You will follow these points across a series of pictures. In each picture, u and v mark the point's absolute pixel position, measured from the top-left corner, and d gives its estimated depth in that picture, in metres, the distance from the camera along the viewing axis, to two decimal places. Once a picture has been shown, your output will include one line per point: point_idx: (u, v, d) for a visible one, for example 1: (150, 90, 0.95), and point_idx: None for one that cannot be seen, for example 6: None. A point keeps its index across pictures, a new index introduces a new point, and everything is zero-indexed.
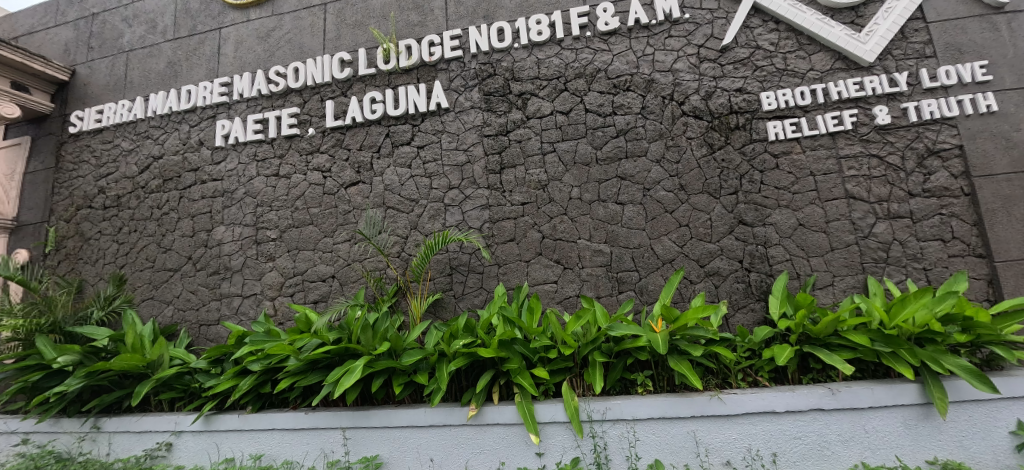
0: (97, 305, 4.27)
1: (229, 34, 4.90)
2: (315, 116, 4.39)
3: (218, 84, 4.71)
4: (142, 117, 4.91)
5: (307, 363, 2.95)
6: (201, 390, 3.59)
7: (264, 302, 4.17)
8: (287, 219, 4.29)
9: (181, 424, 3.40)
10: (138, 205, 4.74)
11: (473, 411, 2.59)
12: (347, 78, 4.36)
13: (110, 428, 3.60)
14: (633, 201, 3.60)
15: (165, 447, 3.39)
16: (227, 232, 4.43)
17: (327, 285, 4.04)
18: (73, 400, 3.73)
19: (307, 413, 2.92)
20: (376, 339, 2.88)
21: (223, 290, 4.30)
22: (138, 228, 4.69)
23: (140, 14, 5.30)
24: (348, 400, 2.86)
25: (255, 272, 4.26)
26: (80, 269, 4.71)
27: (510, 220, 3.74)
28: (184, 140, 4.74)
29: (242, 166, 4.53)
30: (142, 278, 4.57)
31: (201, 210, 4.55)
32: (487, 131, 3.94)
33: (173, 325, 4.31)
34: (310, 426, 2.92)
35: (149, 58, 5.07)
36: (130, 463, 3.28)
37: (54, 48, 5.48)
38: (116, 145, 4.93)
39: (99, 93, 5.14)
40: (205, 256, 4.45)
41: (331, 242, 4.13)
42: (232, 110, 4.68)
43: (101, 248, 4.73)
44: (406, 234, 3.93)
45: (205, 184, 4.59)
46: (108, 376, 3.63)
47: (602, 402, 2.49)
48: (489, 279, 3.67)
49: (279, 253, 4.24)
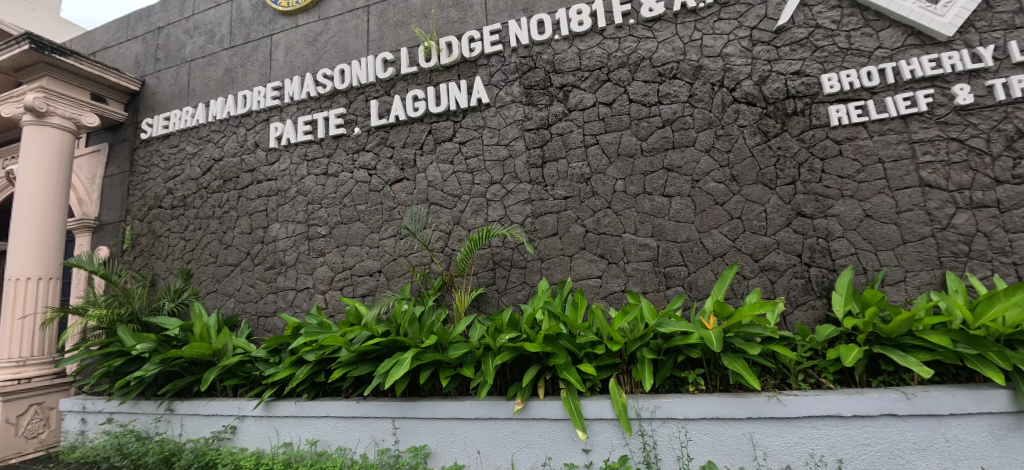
0: (167, 297, 4.63)
1: (279, 40, 5.14)
2: (360, 116, 4.53)
3: (270, 89, 4.95)
4: (203, 122, 5.24)
5: (358, 354, 3.07)
6: (261, 378, 3.82)
7: (317, 296, 4.37)
8: (336, 216, 4.46)
9: (244, 410, 3.63)
10: (202, 204, 5.09)
11: (519, 406, 2.59)
12: (390, 78, 4.46)
13: (182, 411, 3.89)
14: (681, 193, 3.47)
15: (231, 430, 3.65)
16: (281, 229, 4.66)
17: (374, 280, 4.18)
18: (149, 384, 4.07)
19: (358, 402, 3.04)
20: (423, 333, 2.94)
21: (278, 283, 4.54)
22: (202, 226, 5.03)
23: (200, 25, 5.64)
24: (396, 391, 2.94)
25: (307, 267, 4.47)
26: (153, 264, 5.12)
27: (552, 214, 3.71)
28: (241, 142, 5.03)
29: (294, 166, 4.75)
30: (206, 273, 4.91)
31: (257, 208, 4.81)
32: (529, 125, 3.91)
33: (234, 316, 4.61)
34: (361, 415, 3.04)
35: (208, 67, 5.40)
36: (199, 444, 3.56)
37: (127, 61, 5.95)
38: (182, 149, 5.30)
39: (166, 101, 5.54)
40: (262, 252, 4.71)
41: (378, 238, 4.26)
42: (284, 113, 4.91)
43: (170, 245, 5.11)
44: (449, 229, 3.99)
45: (261, 184, 4.85)
46: (180, 363, 3.94)
47: (651, 400, 2.42)
48: (532, 274, 3.66)
49: (329, 248, 4.43)
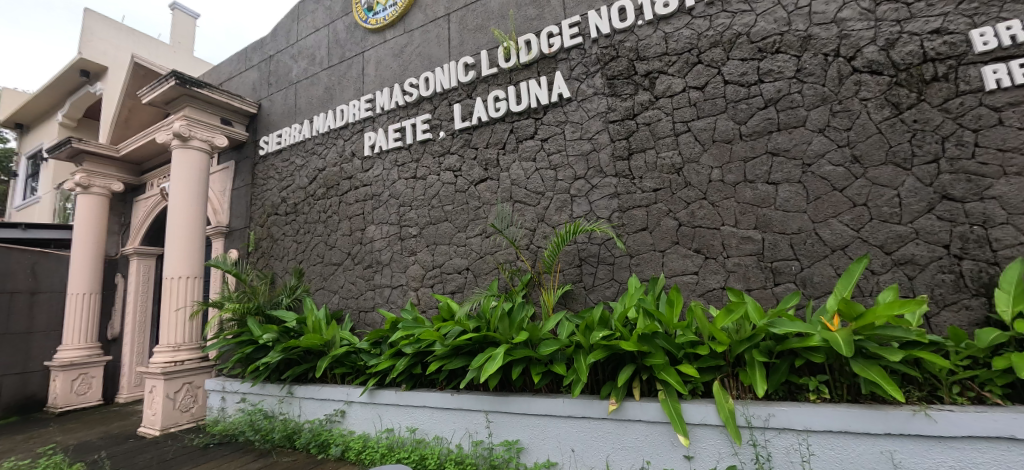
0: (285, 293, 5.27)
1: (370, 55, 5.54)
2: (445, 120, 4.73)
3: (364, 102, 5.36)
4: (309, 136, 5.83)
5: (452, 349, 3.21)
6: (365, 368, 4.17)
7: (410, 292, 4.66)
8: (425, 217, 4.71)
9: (351, 396, 3.99)
10: (310, 210, 5.67)
11: (614, 406, 2.52)
12: (471, 81, 4.60)
13: (300, 394, 4.37)
14: (789, 180, 3.13)
15: (341, 414, 4.04)
16: (377, 231, 5.03)
17: (462, 277, 4.34)
18: (273, 370, 4.64)
19: (453, 395, 3.18)
20: (513, 329, 3.03)
21: (376, 281, 4.91)
22: (311, 230, 5.61)
23: (304, 50, 6.28)
24: (489, 386, 3.02)
25: (401, 265, 4.77)
26: (273, 264, 5.81)
27: (641, 208, 3.56)
28: (341, 153, 5.52)
29: (386, 171, 5.10)
30: (315, 272, 5.46)
31: (356, 212, 5.25)
32: (613, 117, 3.79)
33: (339, 311, 5.07)
34: (457, 407, 3.18)
35: (312, 86, 6.00)
36: (316, 424, 4.08)
37: (247, 87, 6.81)
38: (292, 161, 5.95)
39: (279, 120, 6.25)
40: (361, 252, 5.13)
41: (465, 237, 4.42)
42: (376, 123, 5.29)
43: (285, 247, 5.77)
44: (534, 226, 4.02)
45: (359, 189, 5.27)
46: (297, 351, 4.44)
47: (764, 407, 2.21)
48: (621, 270, 3.55)
49: (420, 247, 4.69)
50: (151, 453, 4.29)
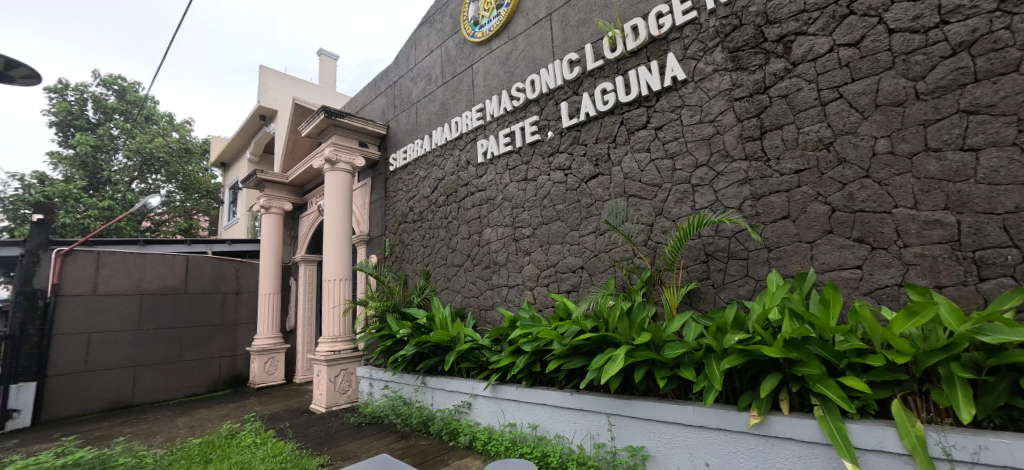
0: (416, 293, 5.87)
1: (479, 67, 5.82)
2: (552, 120, 4.75)
3: (476, 112, 5.66)
4: (430, 149, 6.36)
5: (570, 348, 3.23)
6: (487, 363, 4.41)
7: (526, 292, 4.77)
8: (538, 217, 4.78)
9: (476, 389, 4.25)
10: (433, 217, 6.18)
11: (756, 419, 2.24)
12: (577, 77, 4.53)
13: (432, 385, 4.80)
14: (995, 143, 2.43)
15: (467, 406, 4.32)
16: (493, 233, 5.26)
17: (577, 276, 4.30)
18: (408, 362, 5.16)
19: (573, 394, 3.17)
20: (633, 329, 2.92)
21: (494, 281, 5.14)
22: (435, 235, 6.11)
23: (421, 71, 6.87)
24: (610, 388, 2.93)
25: (517, 265, 4.92)
26: (405, 267, 6.48)
27: (779, 193, 3.14)
28: (457, 162, 5.91)
29: (499, 176, 5.30)
30: (440, 273, 5.93)
31: (473, 216, 5.56)
32: (739, 94, 3.39)
33: (462, 309, 5.44)
34: (577, 407, 3.16)
35: (430, 103, 6.54)
36: (446, 413, 4.44)
37: (377, 111, 7.70)
38: (417, 174, 6.55)
39: (404, 137, 6.95)
40: (479, 254, 5.42)
41: (578, 235, 4.36)
42: (487, 130, 5.54)
43: (414, 251, 6.38)
44: (651, 221, 3.80)
45: (475, 195, 5.58)
46: (429, 345, 4.91)
47: (970, 436, 1.75)
48: (757, 265, 3.20)
49: (534, 247, 4.78)
50: (320, 426, 5.12)
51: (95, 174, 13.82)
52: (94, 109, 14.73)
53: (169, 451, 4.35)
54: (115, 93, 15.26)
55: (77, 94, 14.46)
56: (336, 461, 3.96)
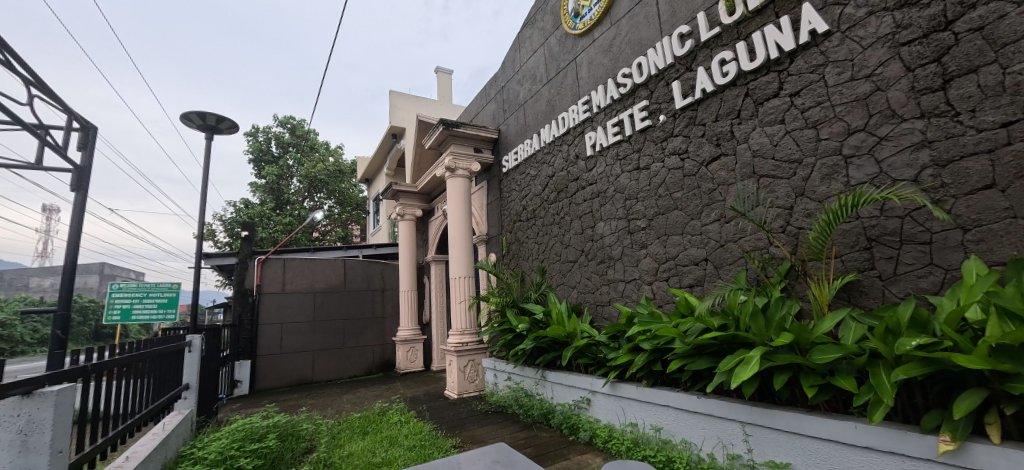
0: (533, 289, 6.07)
1: (582, 59, 5.71)
2: (663, 103, 4.43)
3: (582, 105, 5.56)
4: (539, 148, 6.46)
5: (694, 347, 3.12)
6: (605, 360, 4.35)
7: (644, 287, 4.55)
8: (653, 208, 4.51)
9: (595, 386, 4.21)
10: (546, 214, 6.26)
11: (950, 446, 1.84)
12: (690, 52, 4.14)
13: (552, 379, 4.88)
14: None
15: (586, 401, 4.32)
16: (606, 227, 5.12)
17: (701, 269, 3.95)
18: (528, 355, 5.34)
19: (701, 398, 3.00)
20: (771, 329, 2.72)
21: (610, 276, 5.01)
22: (548, 232, 6.18)
23: (527, 72, 7.00)
24: (745, 394, 2.69)
25: (632, 259, 4.72)
26: (521, 263, 6.69)
27: (975, 156, 2.46)
28: (566, 157, 5.89)
29: (609, 167, 5.13)
30: (555, 269, 5.98)
31: (585, 211, 5.48)
32: (904, 37, 2.74)
33: (579, 304, 5.43)
34: (706, 413, 3.01)
35: (536, 103, 6.63)
36: (566, 407, 4.48)
37: (489, 117, 8.09)
38: (528, 173, 6.70)
39: (514, 139, 7.17)
40: (593, 248, 5.33)
41: (700, 224, 3.99)
42: (595, 122, 5.40)
43: (530, 248, 6.55)
44: (790, 204, 3.31)
45: (585, 189, 5.49)
46: (546, 340, 5.04)
47: None
48: (946, 251, 2.54)
49: (650, 240, 4.51)
50: (452, 411, 5.61)
51: (280, 196, 17.28)
52: (277, 145, 18.43)
53: (337, 422, 5.23)
54: (289, 129, 18.82)
55: (265, 134, 18.24)
56: (466, 444, 4.30)
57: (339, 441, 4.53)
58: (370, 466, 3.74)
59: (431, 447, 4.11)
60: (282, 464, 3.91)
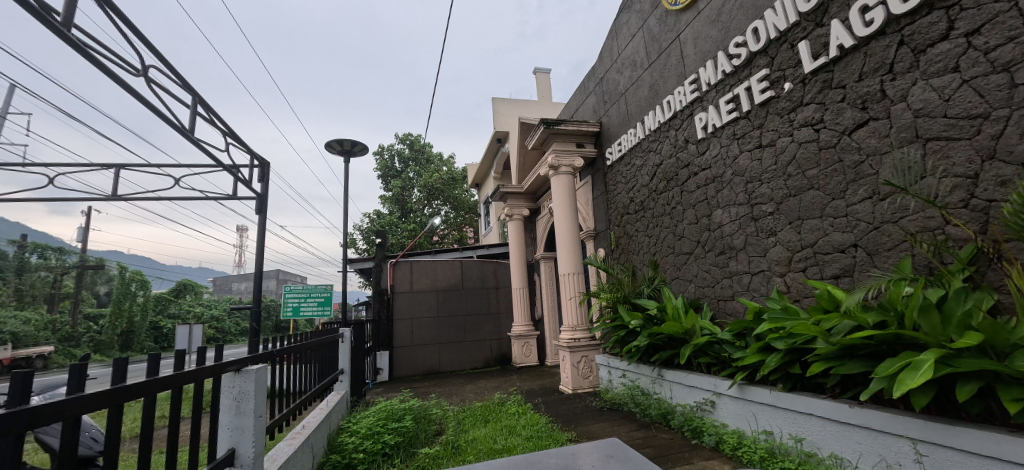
0: (645, 284, 5.85)
1: (686, 35, 5.33)
2: (788, 69, 3.96)
3: (688, 85, 5.19)
4: (643, 136, 6.18)
5: (843, 348, 2.81)
6: (731, 360, 4.04)
7: (776, 279, 4.12)
8: (782, 190, 4.06)
9: (719, 387, 3.93)
10: (655, 205, 5.97)
11: None
12: (818, 6, 3.66)
13: (669, 378, 4.66)
14: None
15: (710, 404, 4.06)
16: (725, 215, 4.71)
17: (849, 257, 3.47)
18: (643, 353, 5.19)
19: (854, 408, 2.69)
20: (952, 328, 2.25)
21: (732, 268, 4.62)
22: (659, 223, 5.89)
23: (625, 59, 6.76)
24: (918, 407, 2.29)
25: (759, 249, 4.30)
26: (632, 257, 6.49)
27: None
28: (674, 143, 5.54)
29: (725, 148, 4.70)
30: (668, 262, 5.68)
31: (700, 198, 5.10)
32: None
33: (697, 299, 5.09)
34: (862, 426, 2.68)
35: (638, 89, 6.36)
36: (687, 409, 4.27)
37: (588, 111, 7.98)
38: (633, 163, 6.45)
39: (617, 130, 6.95)
40: (711, 239, 4.94)
41: (845, 204, 3.51)
42: (705, 101, 5.00)
43: (640, 242, 6.31)
44: (974, 172, 2.73)
45: (698, 175, 5.12)
46: (662, 337, 4.84)
47: None
48: None
49: (780, 226, 4.08)
50: (567, 405, 5.69)
51: (404, 206, 19.32)
52: (399, 161, 20.64)
53: (462, 409, 5.70)
54: (409, 146, 20.91)
55: (390, 152, 20.55)
56: (582, 438, 4.34)
57: (464, 426, 4.93)
58: (493, 452, 4.01)
59: (547, 438, 4.24)
60: (418, 443, 4.41)
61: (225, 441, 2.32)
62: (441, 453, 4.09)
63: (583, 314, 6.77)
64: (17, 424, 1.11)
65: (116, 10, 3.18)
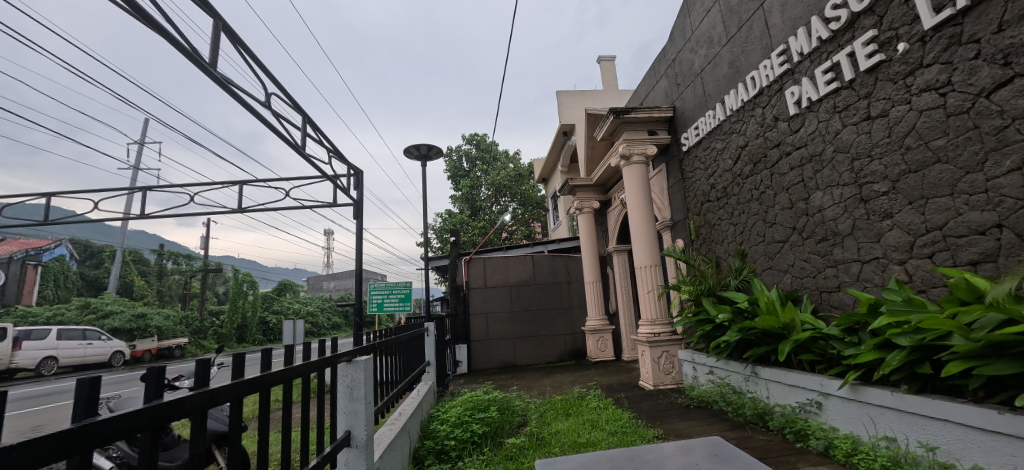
0: (732, 275, 5.48)
1: (771, 4, 4.89)
2: (902, 27, 3.49)
3: (776, 57, 4.76)
4: (724, 118, 5.78)
5: (991, 346, 2.47)
6: (840, 357, 3.67)
7: (893, 267, 3.66)
8: (898, 165, 3.58)
9: (827, 387, 3.59)
10: (740, 190, 5.56)
11: None
12: None
13: (765, 376, 4.33)
14: None
15: (816, 405, 3.72)
16: (826, 197, 4.26)
17: (993, 240, 3.00)
18: (733, 348, 4.88)
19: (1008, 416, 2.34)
20: None
21: (837, 256, 4.18)
22: (745, 210, 5.48)
23: (700, 36, 6.35)
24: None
25: (871, 233, 3.84)
26: (714, 248, 6.12)
27: None
28: (761, 122, 5.11)
29: (824, 123, 4.25)
30: (758, 252, 5.27)
31: (794, 180, 4.66)
32: None
33: (794, 291, 4.67)
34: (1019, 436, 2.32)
35: (716, 68, 5.95)
36: (788, 410, 3.95)
37: (659, 96, 7.62)
38: (712, 147, 6.05)
39: (692, 113, 6.56)
40: (810, 224, 4.50)
41: (985, 179, 3.03)
42: (797, 73, 4.55)
43: (723, 231, 5.92)
44: None
45: (791, 155, 4.68)
46: (755, 332, 4.52)
47: None
48: None
49: (897, 207, 3.61)
50: (650, 401, 5.52)
51: (474, 205, 19.89)
52: (467, 161, 21.28)
53: (542, 402, 5.77)
54: (475, 145, 21.47)
55: (458, 153, 21.25)
56: (669, 435, 4.19)
57: (546, 419, 4.99)
58: (578, 445, 4.01)
59: (633, 434, 4.15)
60: (504, 433, 4.54)
61: (342, 423, 2.57)
62: (526, 444, 4.18)
63: (661, 308, 6.52)
64: (200, 401, 1.33)
65: (247, 49, 3.67)
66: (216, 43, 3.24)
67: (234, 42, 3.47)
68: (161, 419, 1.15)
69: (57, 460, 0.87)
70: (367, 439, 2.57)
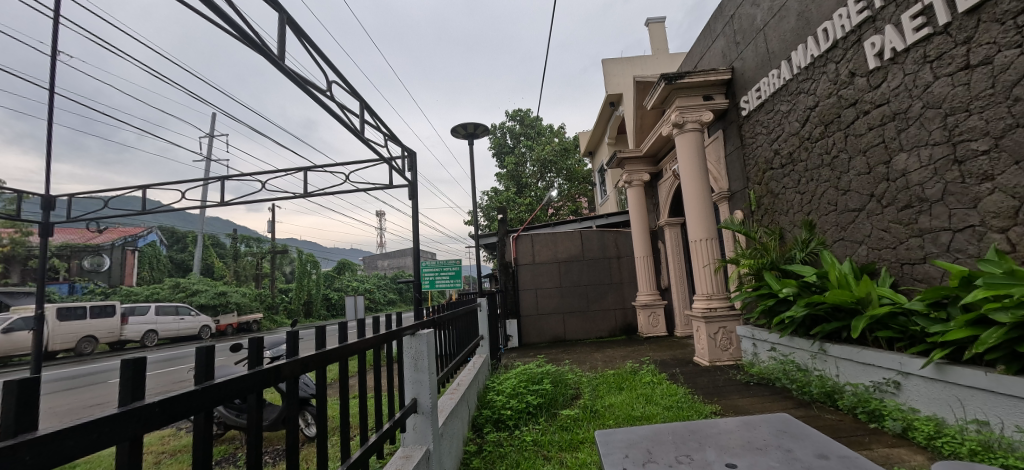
0: (798, 248, 5.14)
1: None
2: None
3: (855, 4, 4.27)
4: (790, 77, 5.33)
5: None
6: (924, 334, 3.38)
7: (991, 236, 3.29)
8: (1004, 119, 3.15)
9: (906, 366, 3.33)
10: (808, 156, 5.15)
11: None
12: None
13: (835, 354, 4.09)
14: None
15: (894, 384, 3.47)
16: (912, 159, 3.85)
17: None
18: (799, 324, 4.64)
19: None
20: None
21: (922, 224, 3.80)
22: (814, 177, 5.07)
23: None
24: None
25: (966, 198, 3.44)
26: (778, 219, 5.73)
27: None
28: (834, 79, 4.65)
29: (911, 75, 3.79)
30: (829, 222, 4.89)
31: (873, 142, 4.23)
32: None
33: (871, 263, 4.33)
34: None
35: (781, 22, 5.46)
36: (860, 389, 3.73)
37: (716, 57, 7.11)
38: (776, 109, 5.60)
39: (753, 74, 6.08)
40: (891, 190, 4.10)
41: None
42: (879, 21, 4.07)
43: (788, 200, 5.53)
44: None
45: (870, 114, 4.24)
46: (824, 307, 4.25)
47: None
48: None
49: (1000, 168, 3.20)
50: (707, 377, 5.41)
51: (520, 181, 19.88)
52: (512, 137, 21.24)
53: (595, 376, 5.81)
54: (519, 121, 21.33)
55: (502, 130, 21.19)
56: (727, 411, 4.10)
57: (600, 392, 5.03)
58: (632, 419, 4.04)
59: (689, 409, 4.10)
60: (558, 404, 4.64)
61: (409, 392, 2.75)
62: (580, 415, 4.26)
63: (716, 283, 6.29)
64: (292, 369, 1.48)
65: (310, 41, 3.82)
66: (282, 37, 3.40)
67: (299, 35, 3.63)
68: (261, 384, 1.29)
69: (189, 414, 1.00)
70: (432, 406, 2.73)
